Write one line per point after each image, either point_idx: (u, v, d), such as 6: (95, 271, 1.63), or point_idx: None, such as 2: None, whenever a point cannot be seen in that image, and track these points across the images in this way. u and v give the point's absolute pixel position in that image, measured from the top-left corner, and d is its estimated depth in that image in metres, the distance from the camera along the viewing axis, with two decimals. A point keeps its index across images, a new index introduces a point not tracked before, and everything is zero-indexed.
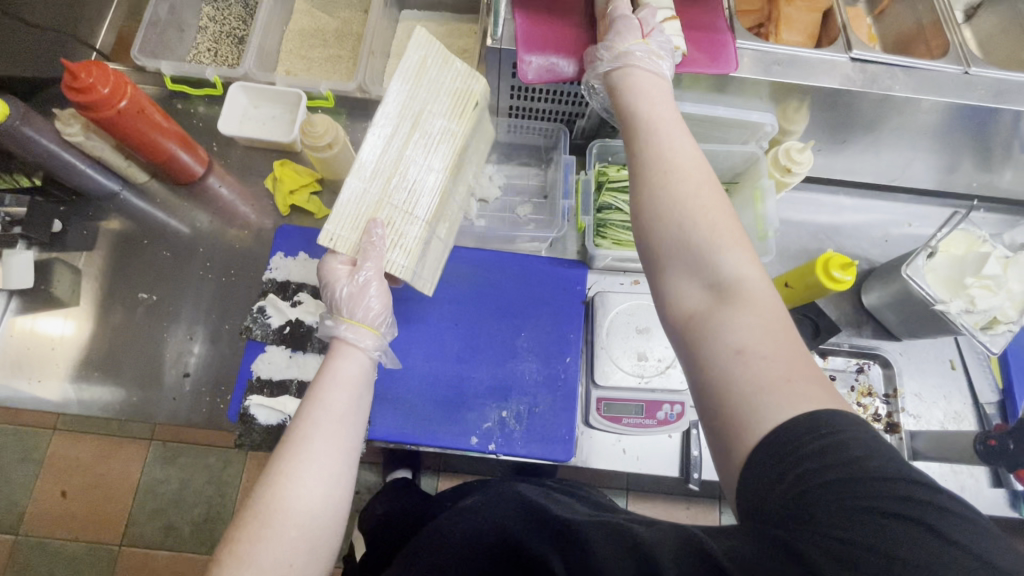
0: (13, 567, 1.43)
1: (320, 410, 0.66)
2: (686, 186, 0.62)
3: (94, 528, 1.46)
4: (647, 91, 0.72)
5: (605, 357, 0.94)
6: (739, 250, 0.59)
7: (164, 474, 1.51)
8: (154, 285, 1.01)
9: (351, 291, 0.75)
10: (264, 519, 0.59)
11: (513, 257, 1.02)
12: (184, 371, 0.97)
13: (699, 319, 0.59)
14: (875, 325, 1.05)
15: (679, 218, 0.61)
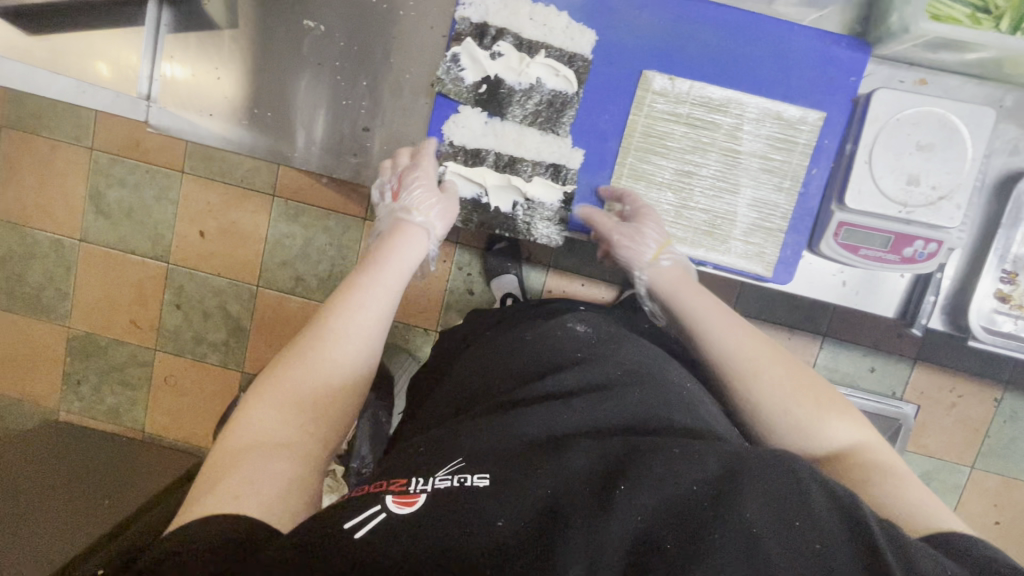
0: (170, 290, 1.45)
1: (379, 276, 0.68)
2: (720, 323, 0.70)
3: (234, 270, 1.44)
4: (676, 285, 0.77)
5: (866, 174, 0.76)
6: (782, 367, 0.63)
7: (290, 230, 1.41)
8: (318, 11, 0.82)
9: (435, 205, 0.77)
10: (326, 354, 0.59)
11: (775, 25, 0.77)
12: (361, 126, 0.84)
13: (744, 366, 0.65)
14: None
15: (743, 374, 0.64)
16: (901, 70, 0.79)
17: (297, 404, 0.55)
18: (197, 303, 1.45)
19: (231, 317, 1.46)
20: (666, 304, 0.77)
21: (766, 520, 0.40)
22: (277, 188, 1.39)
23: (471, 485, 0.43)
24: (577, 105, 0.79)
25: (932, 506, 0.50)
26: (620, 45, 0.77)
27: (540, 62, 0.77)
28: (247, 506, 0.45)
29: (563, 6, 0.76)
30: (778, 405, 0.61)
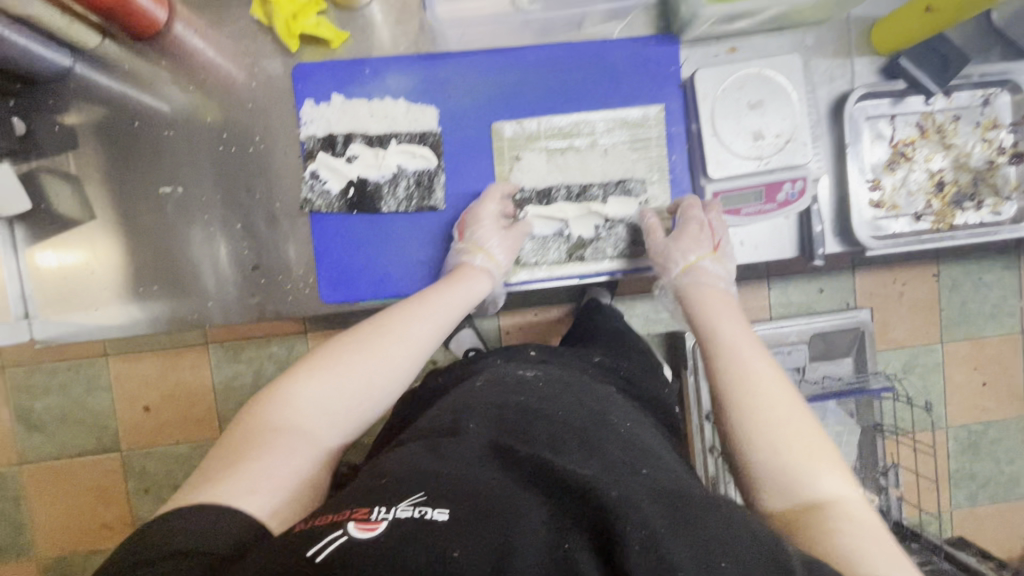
0: (133, 477, 1.37)
1: (405, 331, 0.69)
2: (735, 334, 0.69)
3: (192, 431, 1.36)
4: (704, 293, 0.77)
5: (717, 145, 0.82)
6: (791, 411, 0.60)
7: (235, 371, 1.36)
8: (172, 175, 0.84)
9: (503, 244, 0.80)
10: (333, 385, 0.63)
11: (589, 46, 0.83)
12: (249, 265, 0.84)
13: (756, 420, 0.60)
14: (1004, 47, 0.91)
15: (752, 394, 0.62)
16: (714, 46, 0.86)
17: (309, 419, 0.61)
18: (166, 479, 1.37)
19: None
20: (692, 309, 0.76)
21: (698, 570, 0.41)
22: (210, 336, 1.35)
23: (432, 518, 0.43)
24: (443, 175, 0.82)
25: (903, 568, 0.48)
26: (461, 110, 0.81)
27: (395, 150, 0.79)
28: (254, 506, 0.51)
29: (397, 95, 0.80)
30: (790, 472, 0.56)
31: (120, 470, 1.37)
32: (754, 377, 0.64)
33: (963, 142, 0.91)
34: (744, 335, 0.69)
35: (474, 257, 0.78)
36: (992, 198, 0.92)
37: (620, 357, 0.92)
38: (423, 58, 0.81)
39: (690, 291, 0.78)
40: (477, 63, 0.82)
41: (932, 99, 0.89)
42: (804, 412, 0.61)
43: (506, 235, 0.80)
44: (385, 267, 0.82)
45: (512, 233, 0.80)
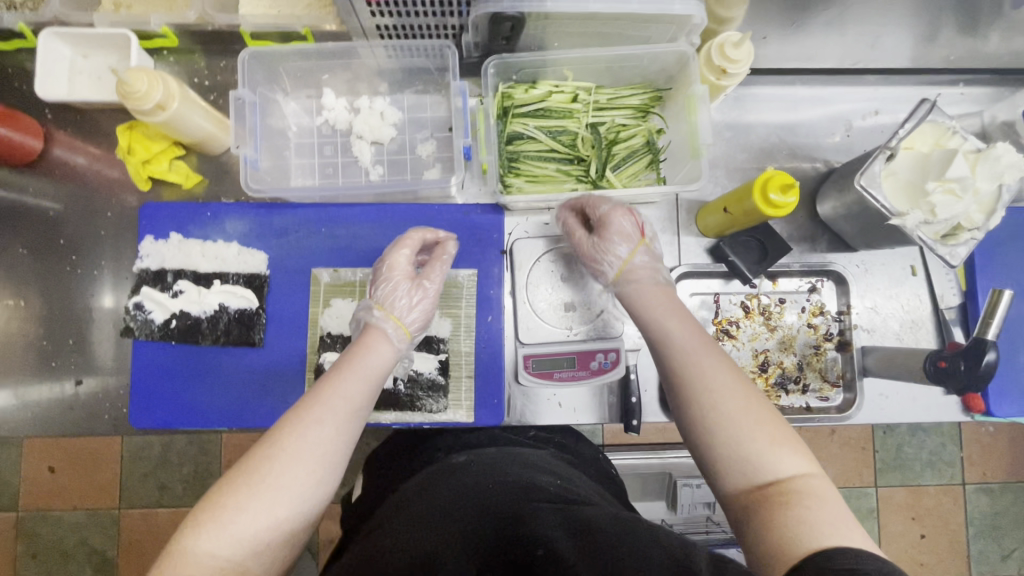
0: (24, 538, 1.49)
1: (309, 417, 0.62)
2: (682, 343, 0.66)
3: (91, 498, 1.50)
4: (649, 299, 0.72)
5: (527, 312, 0.86)
6: (750, 402, 0.60)
7: (145, 442, 1.53)
8: (18, 289, 0.90)
9: (406, 299, 0.78)
10: (249, 513, 0.56)
11: (418, 207, 0.89)
12: (74, 381, 0.88)
13: (717, 416, 0.59)
14: (832, 237, 0.94)
15: (705, 401, 0.60)
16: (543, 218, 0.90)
17: (241, 543, 0.55)
18: (56, 541, 1.50)
19: (94, 550, 1.50)
20: (643, 330, 0.71)
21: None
22: None
23: None
24: (265, 315, 0.86)
25: (841, 528, 0.50)
26: (291, 257, 0.87)
27: (218, 289, 0.84)
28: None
29: (232, 238, 0.87)
30: (752, 461, 0.57)
31: (16, 530, 1.50)
32: (709, 373, 0.62)
33: (788, 324, 0.93)
34: (687, 329, 0.67)
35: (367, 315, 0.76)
36: (819, 383, 0.92)
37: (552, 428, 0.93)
38: (262, 206, 0.88)
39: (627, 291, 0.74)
40: (313, 214, 0.88)
41: (757, 282, 0.93)
42: (757, 395, 0.61)
43: (415, 289, 0.79)
44: (197, 397, 0.85)
45: (422, 289, 0.79)
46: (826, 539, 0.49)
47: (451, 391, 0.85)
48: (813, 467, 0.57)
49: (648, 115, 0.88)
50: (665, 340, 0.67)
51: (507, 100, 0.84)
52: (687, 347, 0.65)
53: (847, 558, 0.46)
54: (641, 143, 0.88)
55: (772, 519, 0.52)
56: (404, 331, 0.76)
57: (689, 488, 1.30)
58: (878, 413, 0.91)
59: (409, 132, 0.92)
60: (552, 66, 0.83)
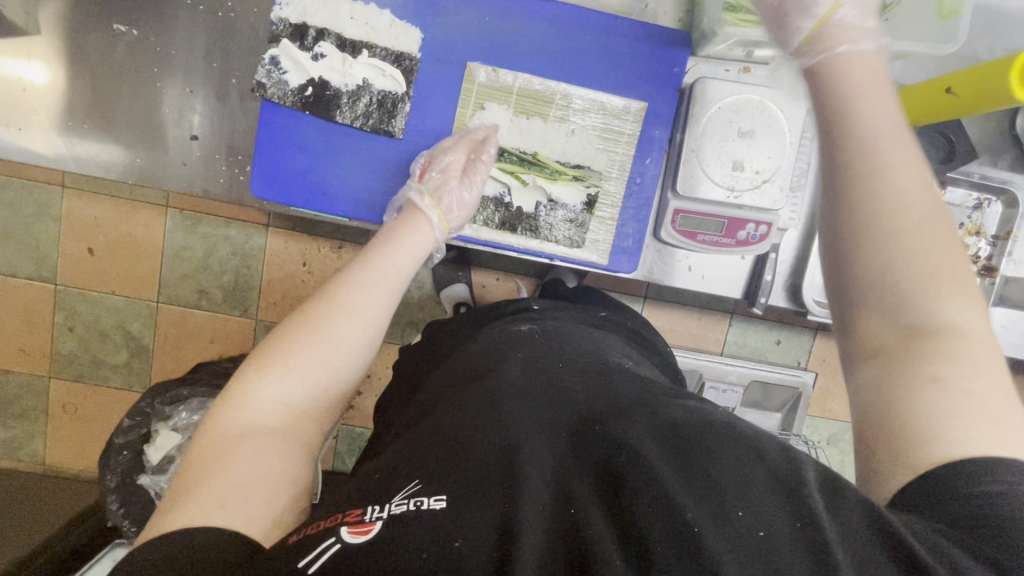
0: (61, 312, 1.33)
1: (362, 280, 0.64)
2: (892, 160, 0.47)
3: (130, 285, 1.33)
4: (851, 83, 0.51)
5: (695, 160, 0.78)
6: (936, 231, 0.45)
7: (188, 243, 1.30)
8: (131, 13, 0.78)
9: (455, 197, 0.77)
10: (311, 351, 0.57)
11: (595, 14, 0.77)
12: (190, 134, 0.81)
13: (886, 251, 0.45)
14: (1015, 155, 0.86)
15: (870, 191, 0.46)
16: (731, 66, 0.80)
17: (271, 415, 0.53)
18: (93, 323, 1.34)
19: (131, 337, 1.36)
20: (815, 87, 0.53)
21: (710, 513, 0.37)
22: (168, 200, 1.28)
23: (427, 509, 0.39)
24: (409, 104, 0.78)
25: (983, 440, 0.38)
26: (446, 45, 0.76)
27: (365, 62, 0.75)
28: (236, 521, 0.45)
29: (383, 4, 0.75)
30: (904, 299, 0.44)
31: (52, 302, 1.33)
32: (900, 175, 0.46)
33: None
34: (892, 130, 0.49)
35: (416, 195, 0.74)
36: None
37: (628, 318, 0.87)
38: None
39: (826, 70, 0.52)
40: None
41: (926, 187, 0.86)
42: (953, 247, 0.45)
43: (465, 185, 0.77)
44: (323, 179, 0.79)
45: (472, 184, 0.78)
46: (971, 447, 0.38)
47: (590, 227, 0.82)
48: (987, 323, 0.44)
49: None
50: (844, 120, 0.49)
51: None
52: (871, 139, 0.48)
53: (991, 471, 0.36)
54: None
55: (907, 399, 0.41)
56: (444, 224, 0.76)
57: (715, 390, 1.29)
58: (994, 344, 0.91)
59: None
60: None
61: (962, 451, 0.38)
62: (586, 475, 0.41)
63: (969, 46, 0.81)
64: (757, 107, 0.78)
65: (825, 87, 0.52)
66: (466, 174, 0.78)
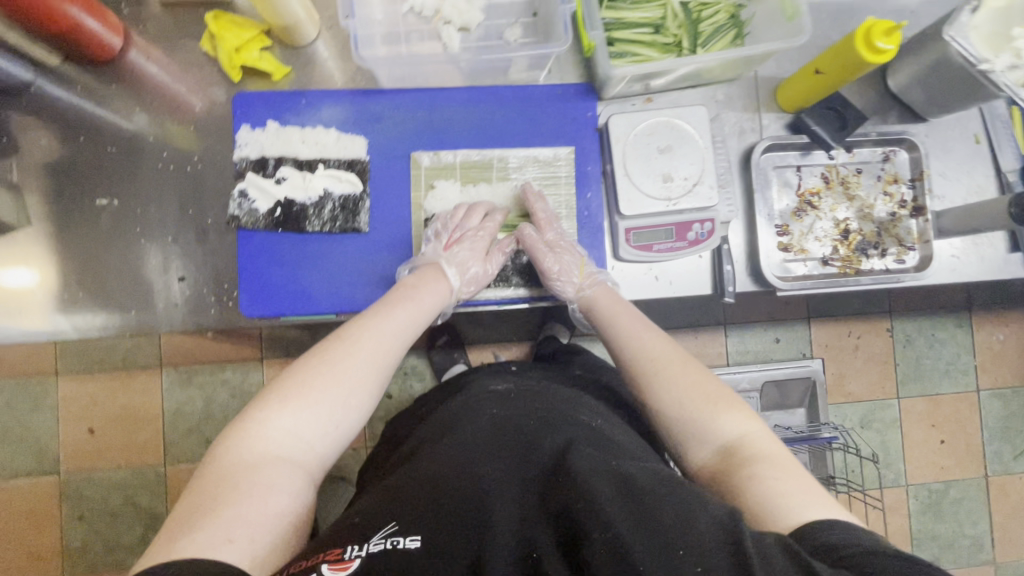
0: (68, 501, 1.31)
1: (376, 327, 0.69)
2: (652, 345, 0.74)
3: (135, 455, 1.32)
4: (611, 309, 0.82)
5: (629, 183, 0.87)
6: (700, 379, 0.69)
7: (188, 395, 1.33)
8: (111, 188, 0.88)
9: (476, 273, 0.84)
10: (326, 394, 0.62)
11: (509, 88, 0.90)
12: (178, 277, 0.89)
13: (682, 411, 0.67)
14: (901, 109, 0.98)
15: (653, 376, 0.71)
16: (635, 101, 0.93)
17: (281, 449, 0.58)
18: (102, 504, 1.31)
19: (142, 510, 1.32)
20: (602, 326, 0.81)
21: (653, 549, 0.44)
22: (163, 359, 1.32)
23: (404, 547, 0.49)
24: (369, 200, 0.86)
25: (800, 501, 0.53)
26: (390, 144, 0.87)
27: (322, 174, 0.84)
28: (239, 554, 0.49)
29: (328, 125, 0.86)
30: (704, 432, 0.64)
31: (59, 492, 1.31)
32: (662, 358, 0.72)
33: (866, 194, 0.97)
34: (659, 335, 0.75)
35: (443, 263, 0.81)
36: (897, 247, 0.97)
37: (601, 375, 0.91)
38: (356, 93, 0.87)
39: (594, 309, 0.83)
40: (407, 99, 0.88)
41: (835, 153, 0.97)
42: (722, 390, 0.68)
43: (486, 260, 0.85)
44: (305, 284, 0.85)
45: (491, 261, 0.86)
46: (797, 513, 0.52)
47: None
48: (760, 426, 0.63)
49: None
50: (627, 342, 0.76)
51: None
52: (637, 338, 0.76)
53: (826, 528, 0.49)
54: (725, 19, 0.91)
55: (744, 487, 0.57)
56: (456, 294, 0.83)
57: None
58: (951, 273, 0.97)
59: (494, 18, 0.92)
60: None
61: (795, 519, 0.51)
62: (547, 519, 0.49)
63: (822, 36, 0.96)
64: (667, 125, 0.89)
65: (606, 323, 0.80)
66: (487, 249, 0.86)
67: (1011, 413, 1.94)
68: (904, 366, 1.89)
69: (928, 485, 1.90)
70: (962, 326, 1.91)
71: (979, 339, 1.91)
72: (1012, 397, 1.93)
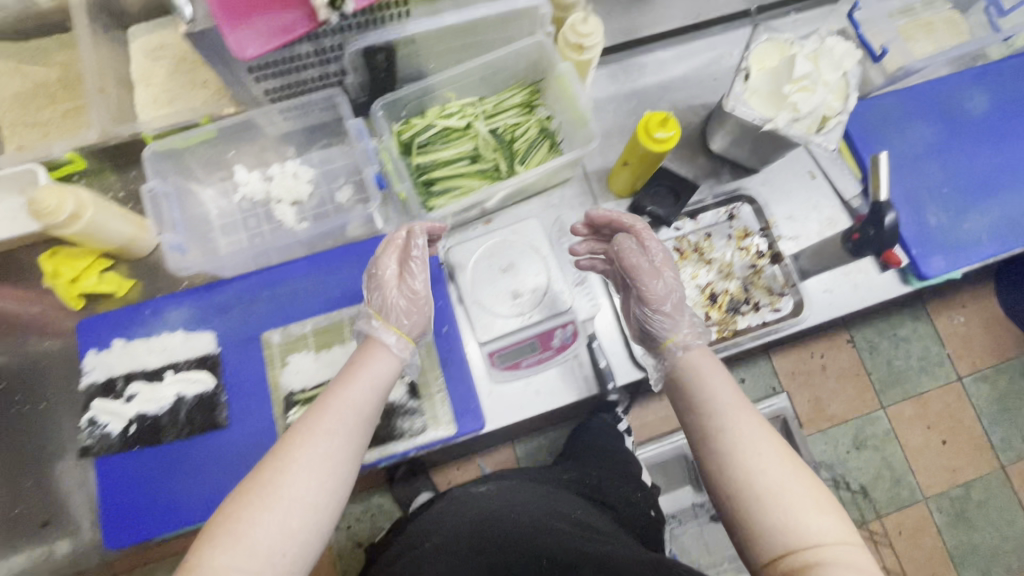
0: None
1: (325, 425, 0.60)
2: (744, 430, 0.64)
3: None
4: (706, 376, 0.71)
5: (479, 310, 0.89)
6: (789, 464, 0.61)
7: None
8: None
9: (407, 302, 0.77)
10: (268, 518, 0.54)
11: (347, 247, 0.92)
12: (42, 522, 0.87)
13: (749, 507, 0.60)
14: (732, 166, 1.03)
15: (745, 467, 0.61)
16: (475, 225, 0.95)
17: None
18: None
19: None
20: (684, 395, 0.71)
21: None
22: None
23: None
24: (225, 392, 0.85)
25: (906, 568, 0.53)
26: (238, 331, 0.87)
27: (171, 380, 0.83)
28: None
29: (176, 328, 0.87)
30: (789, 525, 0.58)
31: None
32: (747, 440, 0.63)
33: (721, 254, 0.98)
34: (739, 408, 0.66)
35: (377, 327, 0.73)
36: (768, 297, 0.96)
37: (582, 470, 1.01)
38: (199, 289, 0.89)
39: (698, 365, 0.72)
40: (249, 282, 0.90)
41: (680, 225, 0.98)
42: (802, 468, 0.62)
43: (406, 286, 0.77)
44: (171, 496, 0.81)
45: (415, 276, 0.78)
46: None
47: (427, 407, 0.86)
48: (834, 518, 0.58)
49: (534, 107, 0.96)
50: (713, 422, 0.66)
51: (405, 133, 0.91)
52: (725, 409, 0.66)
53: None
54: (537, 132, 0.95)
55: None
56: (407, 342, 0.73)
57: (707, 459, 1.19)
58: (831, 307, 0.96)
59: (324, 183, 0.96)
60: (433, 93, 0.90)
61: None
62: None
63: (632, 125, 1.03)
64: (504, 249, 0.91)
65: (689, 392, 0.70)
66: (409, 270, 0.78)
67: (1003, 393, 1.86)
68: (878, 374, 1.83)
69: (947, 492, 1.78)
70: (919, 319, 1.87)
71: (941, 327, 1.87)
72: (996, 377, 1.86)
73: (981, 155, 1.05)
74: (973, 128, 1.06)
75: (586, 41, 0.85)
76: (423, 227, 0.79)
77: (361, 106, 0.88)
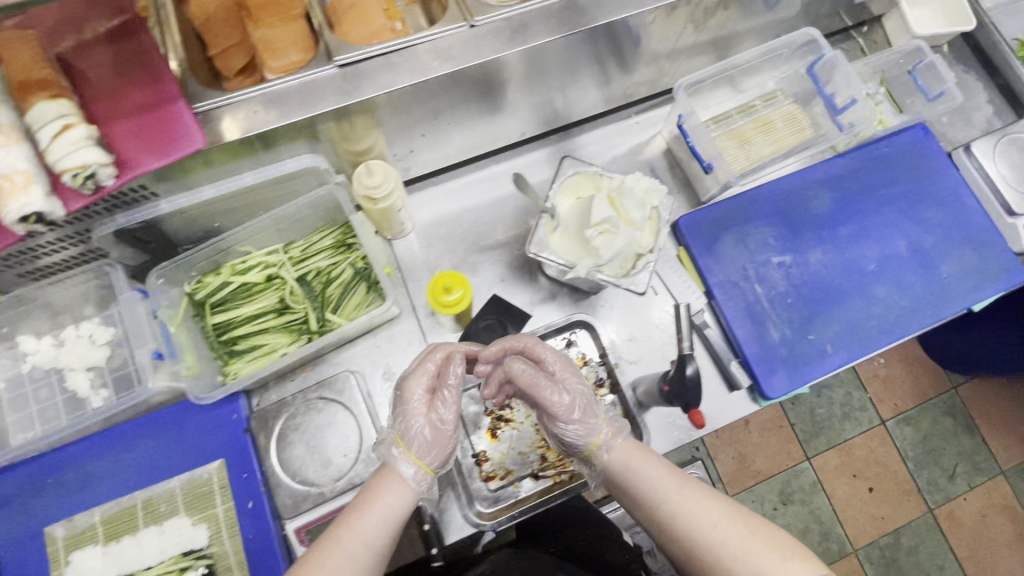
0: None
1: (341, 540, 0.61)
2: (687, 502, 0.65)
3: None
4: (628, 466, 0.72)
5: (286, 481, 0.82)
6: (738, 521, 0.63)
7: None
8: None
9: (424, 434, 0.74)
10: None
11: (144, 417, 0.84)
12: None
13: (723, 573, 0.60)
14: (569, 289, 1.00)
15: (705, 541, 0.62)
16: (292, 380, 0.89)
17: None
18: None
19: None
20: (625, 488, 0.71)
21: None
22: None
23: None
24: None
25: None
26: (20, 527, 0.80)
27: None
28: None
29: None
30: None
31: None
32: (700, 510, 0.64)
33: None
34: (678, 481, 0.68)
35: (394, 457, 0.72)
36: None
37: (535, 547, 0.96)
38: None
39: (617, 470, 0.73)
40: (33, 468, 0.82)
41: None
42: (755, 521, 0.63)
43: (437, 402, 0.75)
44: None
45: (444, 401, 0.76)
46: None
47: None
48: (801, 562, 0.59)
49: (347, 245, 0.90)
50: (655, 501, 0.68)
51: (199, 292, 0.84)
52: (659, 489, 0.68)
53: None
54: (351, 275, 0.90)
55: None
56: (422, 470, 0.72)
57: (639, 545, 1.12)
58: (674, 437, 0.92)
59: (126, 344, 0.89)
60: (226, 249, 0.84)
61: None
62: None
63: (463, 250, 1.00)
64: (315, 407, 0.85)
65: (630, 482, 0.71)
66: (439, 391, 0.77)
67: (927, 434, 1.75)
68: (801, 424, 1.73)
69: (878, 542, 1.65)
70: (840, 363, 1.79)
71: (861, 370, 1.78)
72: (920, 419, 1.74)
73: (824, 255, 1.03)
74: (814, 227, 1.04)
75: (376, 192, 0.79)
76: (462, 351, 0.78)
77: (138, 272, 0.80)
